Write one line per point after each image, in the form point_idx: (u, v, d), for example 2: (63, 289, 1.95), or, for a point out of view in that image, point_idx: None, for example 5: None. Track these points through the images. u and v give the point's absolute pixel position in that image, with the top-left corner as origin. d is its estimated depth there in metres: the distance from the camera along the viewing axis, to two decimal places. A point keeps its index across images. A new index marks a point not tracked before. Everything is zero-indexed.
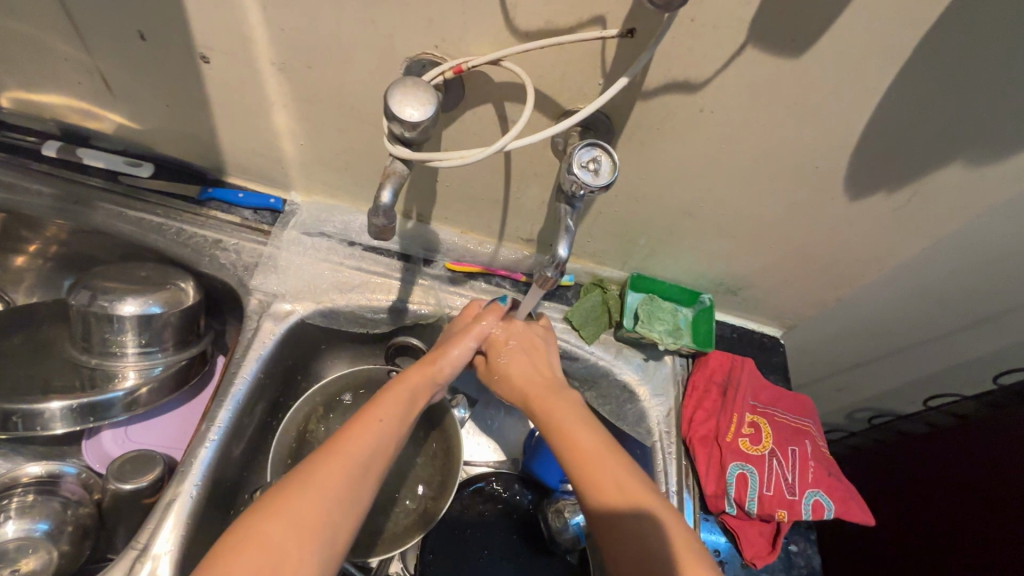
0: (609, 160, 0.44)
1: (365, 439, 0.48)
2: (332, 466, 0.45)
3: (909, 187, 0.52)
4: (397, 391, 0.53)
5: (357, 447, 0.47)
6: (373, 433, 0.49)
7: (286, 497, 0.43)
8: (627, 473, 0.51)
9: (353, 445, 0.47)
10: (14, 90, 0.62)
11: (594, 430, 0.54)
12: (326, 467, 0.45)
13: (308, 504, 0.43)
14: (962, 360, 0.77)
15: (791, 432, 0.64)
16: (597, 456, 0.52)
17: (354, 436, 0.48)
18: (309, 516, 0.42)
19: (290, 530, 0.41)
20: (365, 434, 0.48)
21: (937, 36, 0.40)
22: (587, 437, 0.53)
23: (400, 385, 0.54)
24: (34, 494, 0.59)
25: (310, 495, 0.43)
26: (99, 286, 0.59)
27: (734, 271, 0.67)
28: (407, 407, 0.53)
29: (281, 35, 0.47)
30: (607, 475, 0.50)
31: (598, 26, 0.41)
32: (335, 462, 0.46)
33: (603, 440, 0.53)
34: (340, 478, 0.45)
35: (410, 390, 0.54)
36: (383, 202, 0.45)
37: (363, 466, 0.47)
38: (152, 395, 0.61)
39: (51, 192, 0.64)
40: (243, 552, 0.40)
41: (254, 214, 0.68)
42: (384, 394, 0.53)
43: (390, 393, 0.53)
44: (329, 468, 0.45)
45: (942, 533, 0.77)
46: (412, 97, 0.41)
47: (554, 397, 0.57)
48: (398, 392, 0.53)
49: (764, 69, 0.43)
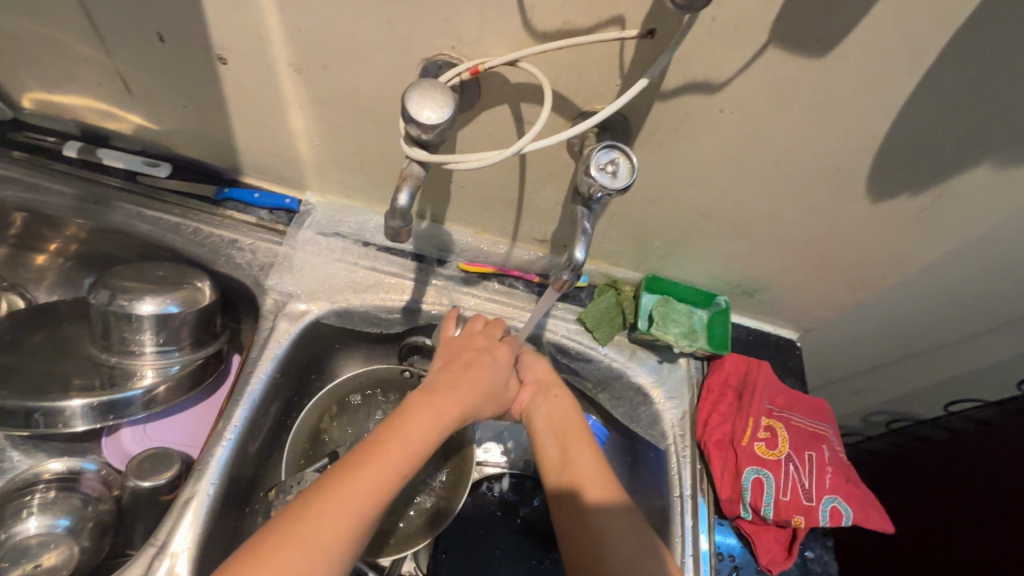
0: (628, 163, 0.44)
1: (377, 474, 0.47)
2: (333, 501, 0.45)
3: (934, 188, 0.51)
4: (421, 417, 0.52)
5: (366, 481, 0.46)
6: (386, 469, 0.48)
7: (285, 538, 0.43)
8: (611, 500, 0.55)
9: (361, 480, 0.46)
10: (36, 91, 0.63)
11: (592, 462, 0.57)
12: (327, 503, 0.45)
13: (309, 544, 0.43)
14: (985, 365, 0.76)
15: (808, 436, 0.63)
16: (593, 487, 0.55)
17: (362, 471, 0.47)
18: (304, 559, 0.42)
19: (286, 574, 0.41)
20: (379, 467, 0.47)
21: (967, 35, 0.38)
22: (582, 466, 0.57)
23: (423, 409, 0.52)
24: (56, 490, 0.60)
25: (310, 535, 0.43)
26: (118, 286, 0.59)
27: (751, 273, 0.66)
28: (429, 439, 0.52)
29: (297, 36, 0.47)
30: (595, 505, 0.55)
31: (618, 25, 0.41)
32: (338, 498, 0.45)
33: (601, 470, 0.57)
34: (344, 514, 0.45)
35: (438, 417, 0.52)
36: (400, 204, 0.45)
37: (371, 501, 0.46)
38: (169, 393, 0.62)
39: (70, 191, 0.65)
40: None
41: (269, 214, 0.69)
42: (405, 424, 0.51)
43: (413, 420, 0.51)
44: (333, 505, 0.45)
45: (960, 538, 0.76)
46: (430, 98, 0.41)
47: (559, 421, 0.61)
48: (422, 424, 0.51)
49: (787, 69, 0.42)
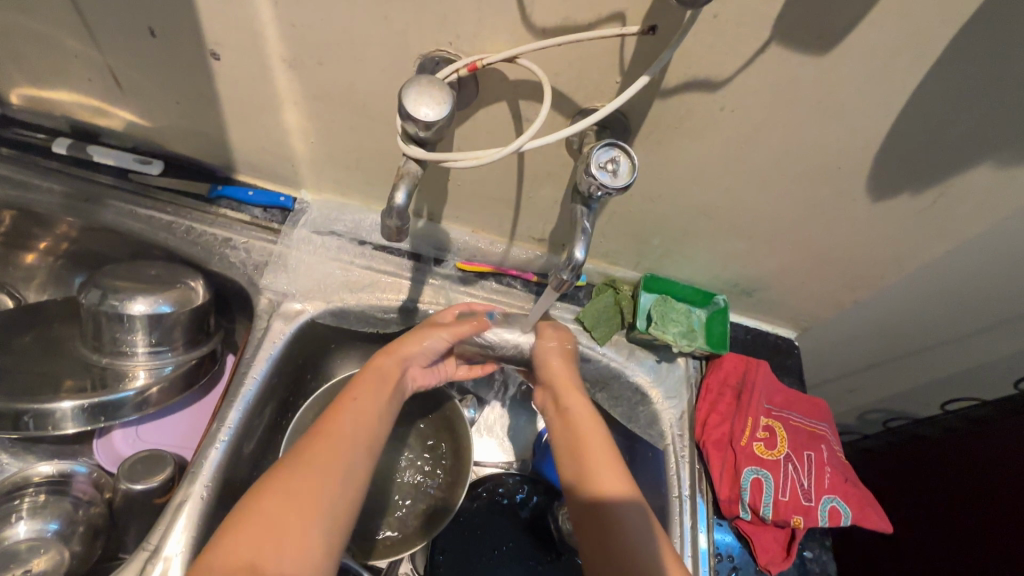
0: (628, 161, 0.43)
1: (346, 421, 0.51)
2: (321, 445, 0.48)
3: (936, 186, 0.51)
4: (371, 374, 0.56)
5: (342, 424, 0.50)
6: (353, 412, 0.52)
7: (285, 474, 0.46)
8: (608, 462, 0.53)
9: (336, 425, 0.50)
10: (24, 87, 0.61)
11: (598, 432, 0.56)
12: (317, 445, 0.48)
13: (304, 478, 0.46)
14: (981, 363, 0.76)
15: (806, 436, 0.62)
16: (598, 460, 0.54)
17: (341, 417, 0.51)
18: (302, 489, 0.45)
19: (288, 507, 0.44)
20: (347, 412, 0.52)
21: (973, 34, 0.38)
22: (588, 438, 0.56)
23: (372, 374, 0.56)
24: (45, 494, 0.59)
25: (306, 473, 0.46)
26: (110, 285, 0.58)
27: (749, 272, 0.66)
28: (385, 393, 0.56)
29: (292, 31, 0.46)
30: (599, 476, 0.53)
31: (618, 22, 0.40)
32: (324, 441, 0.49)
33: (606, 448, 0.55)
34: (333, 451, 0.48)
35: (385, 373, 0.57)
36: (397, 204, 0.45)
37: (352, 445, 0.49)
38: (162, 394, 0.61)
39: (61, 190, 0.64)
40: (244, 532, 0.42)
41: (264, 212, 0.68)
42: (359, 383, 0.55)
43: (364, 376, 0.56)
44: (318, 448, 0.48)
45: (955, 536, 0.76)
46: (428, 95, 0.40)
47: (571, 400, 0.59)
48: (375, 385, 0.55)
49: (789, 67, 0.42)
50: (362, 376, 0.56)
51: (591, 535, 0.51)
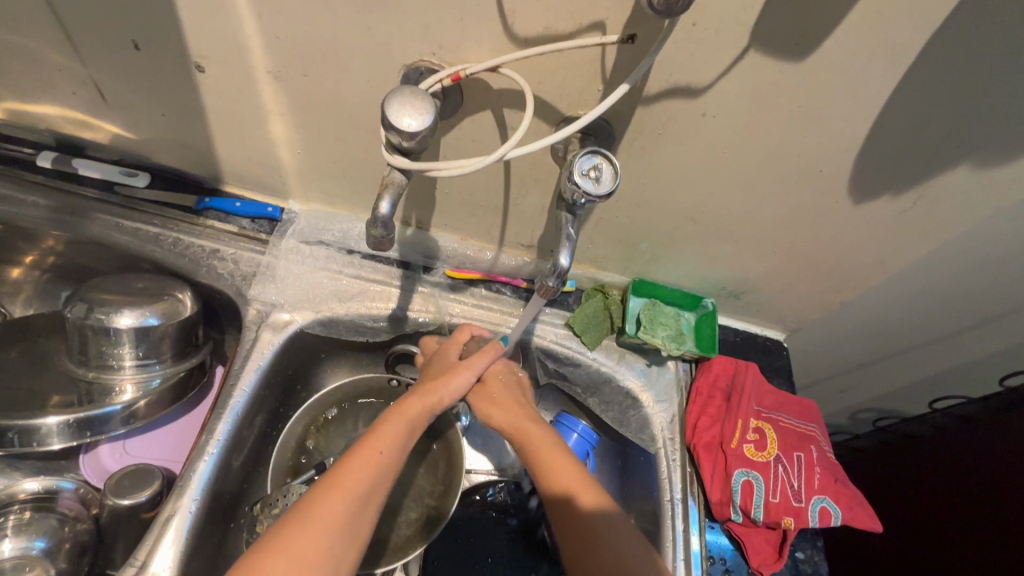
0: (611, 168, 0.44)
1: (365, 472, 0.47)
2: (333, 499, 0.45)
3: (914, 189, 0.52)
4: (398, 420, 0.52)
5: (359, 478, 0.47)
6: (373, 467, 0.48)
7: (296, 529, 0.42)
8: (593, 489, 0.53)
9: (354, 477, 0.46)
10: (8, 101, 0.61)
11: (567, 455, 0.55)
12: (331, 497, 0.45)
13: (312, 538, 0.42)
14: (967, 361, 0.77)
15: (796, 437, 0.63)
16: (581, 488, 0.53)
17: (361, 463, 0.48)
18: (308, 550, 0.42)
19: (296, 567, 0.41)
20: (368, 455, 0.48)
21: (945, 39, 0.39)
22: (556, 462, 0.54)
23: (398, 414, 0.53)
24: (31, 511, 0.58)
25: (315, 529, 0.43)
26: (96, 299, 0.58)
27: (737, 275, 0.67)
28: (408, 436, 0.52)
29: (276, 43, 0.47)
30: (581, 502, 0.52)
31: (598, 31, 0.41)
32: (336, 494, 0.45)
33: (586, 475, 0.54)
34: (348, 508, 0.45)
35: (411, 421, 0.52)
36: (382, 212, 0.45)
37: (365, 500, 0.46)
38: (150, 408, 0.61)
39: (47, 203, 0.63)
40: None
41: (251, 223, 0.68)
42: (384, 423, 0.52)
43: (388, 421, 0.52)
44: (334, 497, 0.45)
45: (948, 532, 0.76)
46: (411, 106, 0.40)
47: (542, 431, 0.57)
48: (398, 424, 0.52)
49: (767, 73, 0.42)
50: (386, 418, 0.52)
51: (575, 552, 0.51)
